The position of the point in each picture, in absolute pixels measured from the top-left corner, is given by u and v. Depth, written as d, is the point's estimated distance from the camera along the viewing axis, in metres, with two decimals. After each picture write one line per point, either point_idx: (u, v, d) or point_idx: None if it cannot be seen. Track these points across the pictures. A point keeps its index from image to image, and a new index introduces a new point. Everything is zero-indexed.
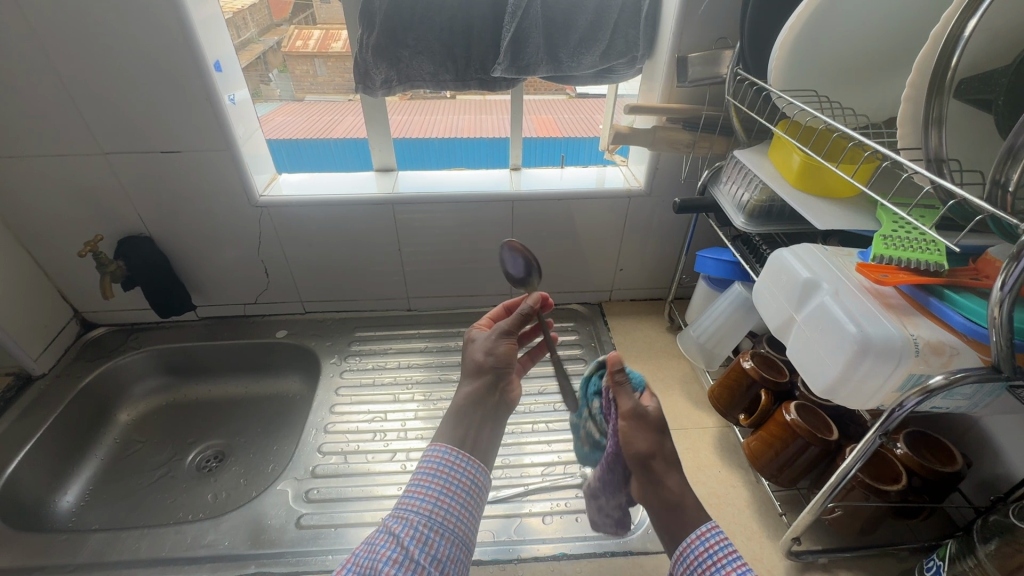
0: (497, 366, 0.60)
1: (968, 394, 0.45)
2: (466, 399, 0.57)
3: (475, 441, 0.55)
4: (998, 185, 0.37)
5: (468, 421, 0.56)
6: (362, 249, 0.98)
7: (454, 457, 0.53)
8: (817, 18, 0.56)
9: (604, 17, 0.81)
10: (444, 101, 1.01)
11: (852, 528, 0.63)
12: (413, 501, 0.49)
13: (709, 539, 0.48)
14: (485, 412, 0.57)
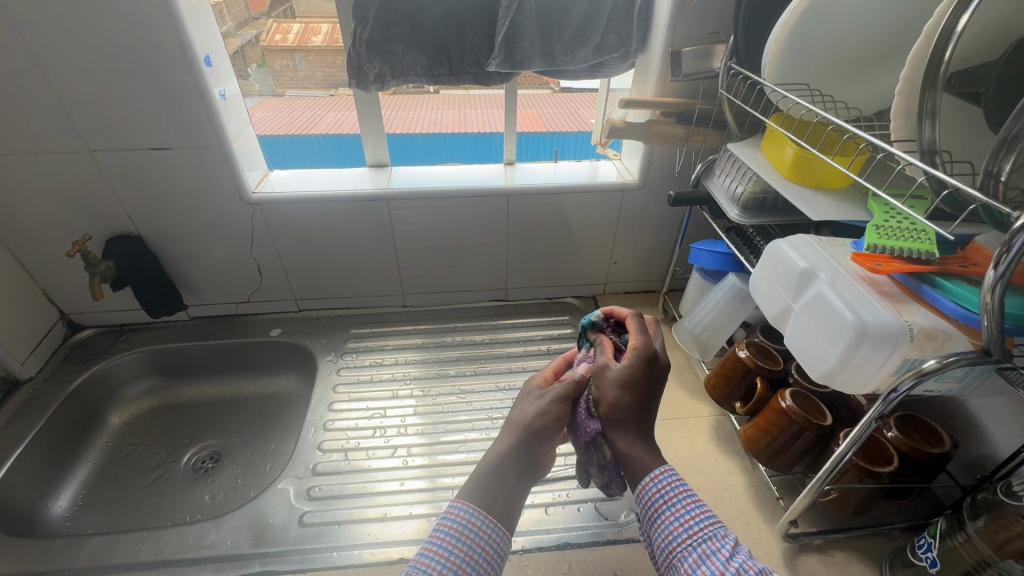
0: (547, 431, 0.51)
1: (959, 377, 0.47)
2: (498, 458, 0.50)
3: (505, 503, 0.48)
4: (991, 175, 0.39)
5: (506, 484, 0.49)
6: (357, 245, 0.98)
7: (480, 520, 0.46)
8: (811, 12, 0.57)
9: (597, 11, 0.81)
10: (426, 95, 0.99)
11: (846, 510, 0.65)
12: (431, 562, 0.44)
13: (661, 482, 0.48)
14: (519, 473, 0.50)
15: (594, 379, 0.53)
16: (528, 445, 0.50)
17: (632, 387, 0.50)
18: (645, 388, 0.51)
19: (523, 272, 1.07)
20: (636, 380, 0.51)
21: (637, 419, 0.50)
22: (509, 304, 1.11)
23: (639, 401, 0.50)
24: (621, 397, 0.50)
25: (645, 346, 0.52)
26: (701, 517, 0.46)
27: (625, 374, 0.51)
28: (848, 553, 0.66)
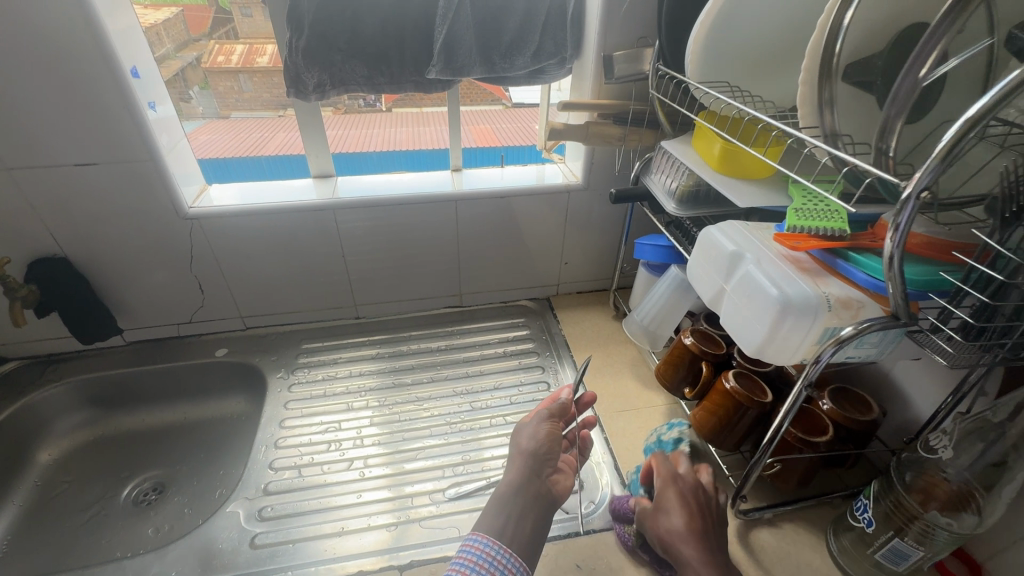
0: (542, 451, 0.66)
1: (876, 342, 0.51)
2: (509, 487, 0.62)
3: (513, 532, 0.58)
4: (882, 152, 0.43)
5: (510, 510, 0.60)
6: (304, 258, 0.96)
7: (493, 551, 0.55)
8: (724, 14, 0.61)
9: (531, 20, 0.84)
10: (379, 113, 1.02)
11: (791, 482, 0.68)
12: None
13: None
14: (527, 498, 0.61)
15: (641, 522, 0.62)
16: (535, 468, 0.64)
17: (669, 513, 0.60)
18: (679, 510, 0.60)
19: (476, 278, 1.07)
20: (671, 506, 0.60)
21: (690, 539, 0.57)
22: (465, 310, 1.11)
23: (683, 521, 0.59)
24: (664, 528, 0.59)
25: (667, 472, 0.64)
26: None
27: (665, 497, 0.61)
28: (796, 524, 0.69)
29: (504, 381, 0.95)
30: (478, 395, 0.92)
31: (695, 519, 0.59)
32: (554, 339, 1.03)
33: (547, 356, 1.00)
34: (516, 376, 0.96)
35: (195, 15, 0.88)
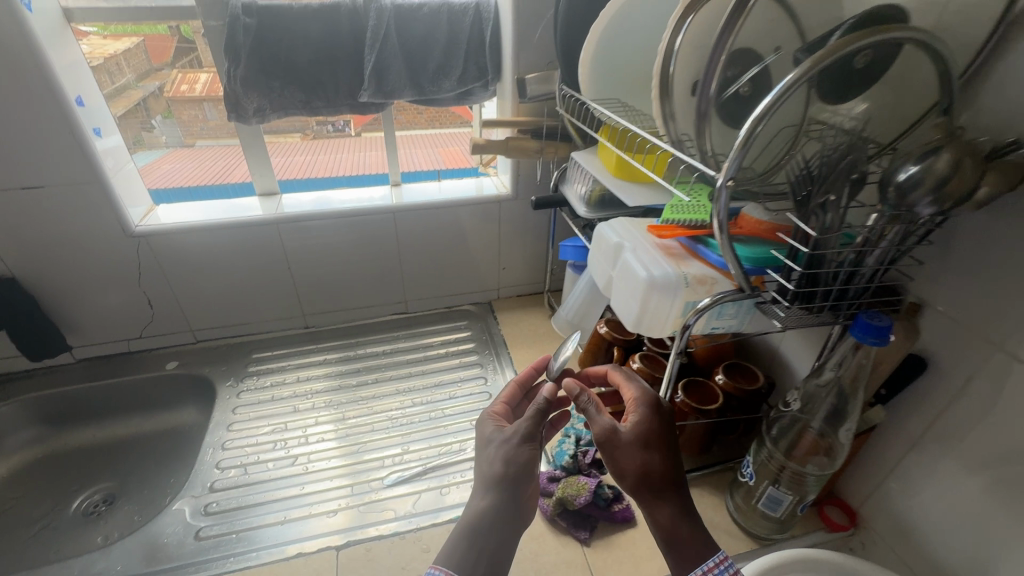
0: (518, 473, 0.56)
1: (734, 313, 0.60)
2: (481, 515, 0.53)
3: (485, 564, 0.51)
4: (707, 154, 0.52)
5: (479, 550, 0.51)
6: (252, 271, 1.01)
7: None
8: (603, 41, 0.70)
9: (454, 47, 0.93)
10: (348, 138, 1.15)
11: (694, 449, 0.77)
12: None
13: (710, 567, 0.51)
14: (502, 526, 0.53)
15: (610, 446, 0.56)
16: (508, 494, 0.55)
17: (654, 442, 0.56)
18: (661, 439, 0.57)
19: (420, 285, 1.14)
20: (654, 431, 0.57)
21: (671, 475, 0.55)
22: (411, 316, 1.17)
23: (665, 454, 0.56)
24: (647, 456, 0.55)
25: (644, 395, 0.60)
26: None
27: (645, 427, 0.57)
28: (701, 487, 0.77)
29: (445, 379, 1.01)
30: (420, 393, 0.98)
31: (675, 450, 0.57)
32: (494, 338, 1.11)
33: (486, 354, 1.06)
34: (457, 373, 1.02)
35: (157, 47, 0.93)
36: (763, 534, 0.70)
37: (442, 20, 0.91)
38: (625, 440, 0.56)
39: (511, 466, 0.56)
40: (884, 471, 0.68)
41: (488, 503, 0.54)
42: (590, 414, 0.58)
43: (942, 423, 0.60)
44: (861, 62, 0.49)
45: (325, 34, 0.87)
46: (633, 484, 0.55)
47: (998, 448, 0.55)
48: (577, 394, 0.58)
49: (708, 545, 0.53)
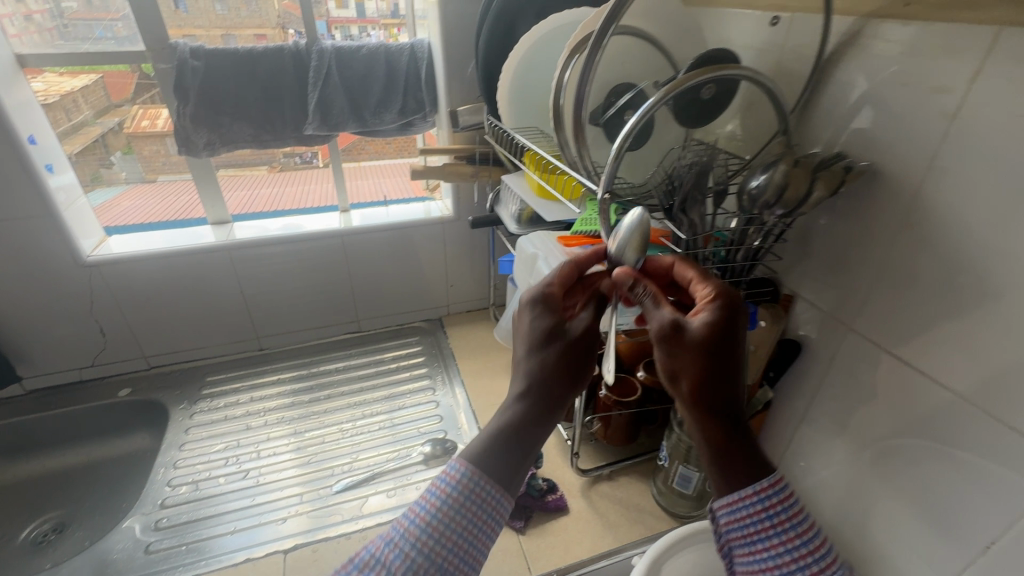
0: (549, 377, 0.51)
1: None
2: (508, 421, 0.49)
3: (508, 470, 0.47)
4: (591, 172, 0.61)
5: (513, 459, 0.47)
6: (205, 296, 1.06)
7: (473, 481, 0.45)
8: (516, 79, 0.79)
9: (394, 85, 1.02)
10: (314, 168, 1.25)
11: (620, 439, 0.84)
12: (374, 562, 0.41)
13: (771, 501, 0.48)
14: (529, 434, 0.49)
15: (671, 346, 0.49)
16: (542, 403, 0.50)
17: (721, 345, 0.48)
18: (730, 343, 0.48)
19: (371, 304, 1.20)
20: (725, 333, 0.48)
21: (728, 388, 0.49)
22: (363, 334, 1.23)
23: (728, 367, 0.48)
24: (707, 360, 0.48)
25: (722, 298, 0.50)
26: (784, 529, 0.48)
27: (716, 337, 0.48)
28: (629, 476, 0.84)
29: (395, 391, 1.06)
30: (371, 406, 1.03)
31: (743, 356, 0.49)
32: (443, 351, 1.17)
33: (435, 367, 1.12)
34: (407, 386, 1.08)
35: (116, 84, 0.98)
36: (683, 513, 0.77)
37: (381, 61, 1.00)
38: (688, 342, 0.48)
39: (554, 371, 0.51)
40: (784, 448, 0.77)
41: (525, 408, 0.49)
42: (646, 306, 0.51)
43: (820, 399, 0.68)
44: (707, 93, 0.59)
45: (270, 74, 0.94)
46: (684, 384, 0.49)
47: (861, 415, 0.63)
48: (632, 285, 0.51)
49: (752, 455, 0.49)
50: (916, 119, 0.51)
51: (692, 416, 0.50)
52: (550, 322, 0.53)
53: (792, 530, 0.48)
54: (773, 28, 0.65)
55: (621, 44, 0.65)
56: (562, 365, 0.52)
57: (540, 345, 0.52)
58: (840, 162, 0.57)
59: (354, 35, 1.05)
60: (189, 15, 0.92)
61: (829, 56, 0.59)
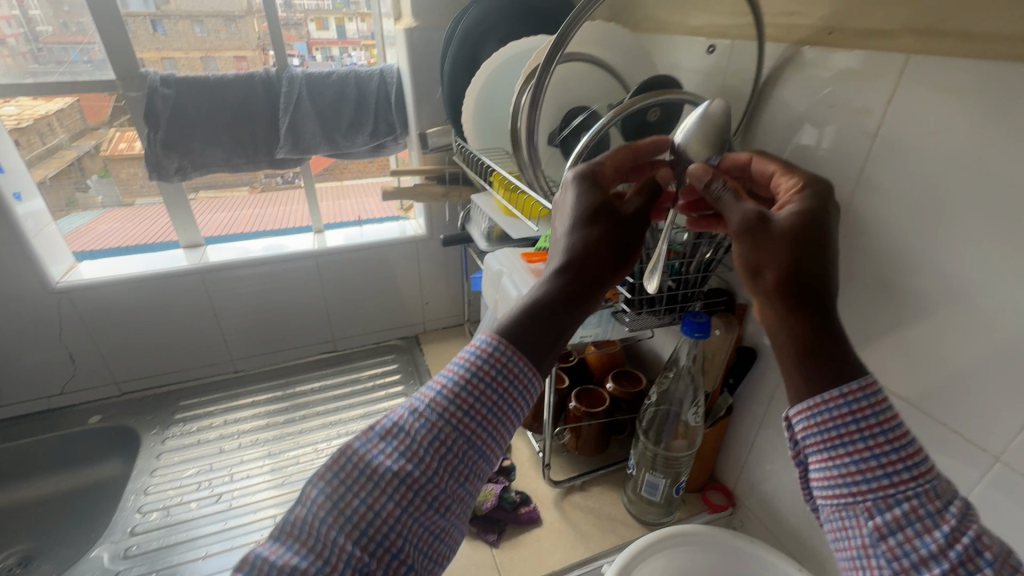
0: (590, 257, 0.46)
1: (597, 322, 0.71)
2: (543, 290, 0.44)
3: (538, 343, 0.42)
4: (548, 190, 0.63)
5: (549, 331, 0.43)
6: (177, 320, 1.06)
7: (504, 355, 0.41)
8: (481, 103, 0.82)
9: (363, 109, 1.05)
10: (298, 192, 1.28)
11: (592, 449, 0.86)
12: (397, 431, 0.39)
13: (858, 405, 0.37)
14: (561, 310, 0.44)
15: (751, 232, 0.43)
16: (580, 281, 0.45)
17: (813, 234, 0.42)
18: (825, 234, 0.42)
19: (347, 323, 1.21)
20: (817, 223, 0.43)
21: (820, 283, 0.40)
22: (339, 353, 1.23)
23: (818, 259, 0.41)
24: (800, 250, 0.41)
25: (816, 197, 0.45)
26: (887, 451, 0.36)
27: (804, 226, 0.42)
28: (602, 486, 0.85)
29: (370, 409, 1.07)
30: (346, 424, 1.03)
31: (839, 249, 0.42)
32: (419, 368, 1.18)
33: (412, 384, 1.13)
34: (383, 403, 1.08)
35: (93, 109, 0.99)
36: (653, 521, 0.79)
37: (350, 86, 1.03)
38: (768, 226, 0.42)
39: (601, 248, 0.47)
40: (748, 452, 0.79)
41: (566, 283, 0.45)
42: (723, 202, 0.47)
43: (776, 403, 0.71)
44: (652, 116, 0.64)
45: (241, 100, 0.96)
46: (768, 278, 0.41)
47: None
48: (709, 182, 0.48)
49: (856, 366, 0.39)
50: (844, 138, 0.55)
51: (776, 316, 0.41)
52: (603, 199, 0.49)
53: (900, 446, 0.36)
54: (710, 55, 0.70)
55: (573, 71, 0.69)
56: (609, 243, 0.47)
57: (590, 220, 0.48)
58: None
59: (335, 54, 1.14)
60: (168, 37, 0.99)
61: (767, 80, 0.63)
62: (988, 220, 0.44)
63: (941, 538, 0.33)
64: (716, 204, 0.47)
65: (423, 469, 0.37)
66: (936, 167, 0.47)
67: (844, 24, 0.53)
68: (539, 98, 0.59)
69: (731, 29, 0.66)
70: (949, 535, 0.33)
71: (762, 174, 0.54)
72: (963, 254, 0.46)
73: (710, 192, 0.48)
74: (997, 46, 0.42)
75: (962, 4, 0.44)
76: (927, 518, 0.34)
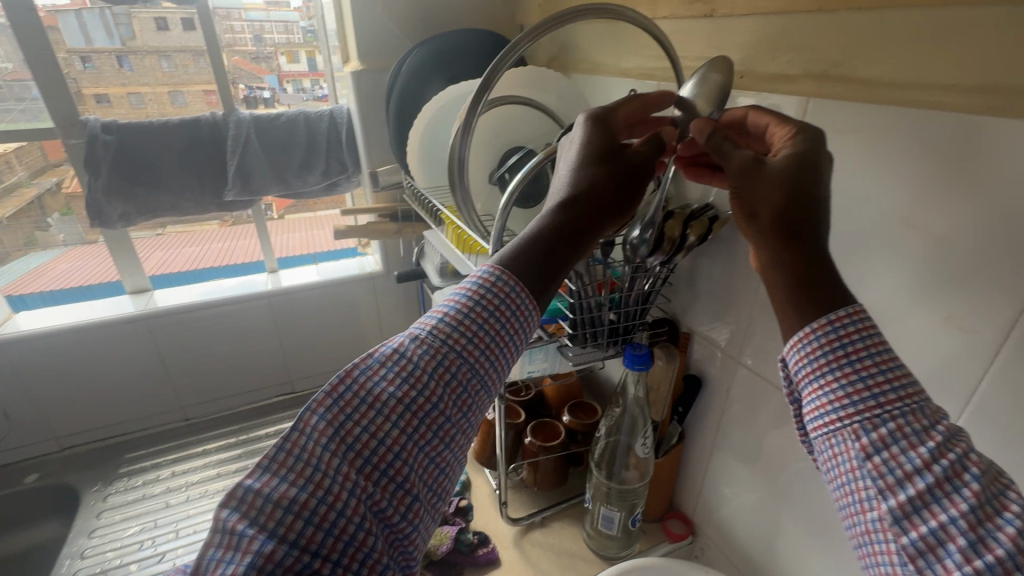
0: (592, 199, 0.48)
1: (543, 357, 0.71)
2: (544, 228, 0.47)
3: (538, 275, 0.46)
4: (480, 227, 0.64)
5: (547, 268, 0.46)
6: (123, 368, 1.03)
7: (505, 286, 0.44)
8: (424, 142, 0.83)
9: (314, 149, 1.05)
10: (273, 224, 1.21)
11: (550, 484, 0.85)
12: (398, 358, 0.42)
13: (845, 330, 0.37)
14: (561, 247, 0.47)
15: (746, 176, 0.43)
16: (580, 220, 0.47)
17: (806, 175, 0.41)
18: (821, 176, 0.42)
19: (304, 363, 1.19)
20: (815, 165, 0.42)
21: (809, 222, 0.40)
22: (297, 395, 1.21)
23: (808, 199, 0.41)
24: (796, 191, 0.41)
25: (811, 140, 0.43)
26: (874, 373, 0.36)
27: (800, 169, 0.41)
28: (562, 521, 0.84)
29: None
30: None
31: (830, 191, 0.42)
32: None
33: None
34: None
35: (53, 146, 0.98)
36: (613, 555, 0.77)
37: (300, 127, 1.03)
38: (763, 168, 0.42)
39: (602, 190, 0.48)
40: (702, 479, 0.79)
41: (566, 221, 0.47)
42: (723, 151, 0.46)
43: (724, 429, 0.72)
44: None
45: (187, 144, 0.95)
46: (763, 218, 0.42)
47: (759, 443, 0.67)
48: (710, 133, 0.47)
49: (846, 295, 0.39)
50: None
51: (770, 254, 0.41)
52: (605, 143, 0.50)
53: (888, 368, 0.36)
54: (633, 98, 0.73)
55: (507, 112, 0.72)
56: (609, 184, 0.48)
57: (590, 163, 0.49)
58: (708, 212, 0.63)
59: (307, 86, 1.20)
60: (135, 71, 1.04)
61: None
62: (890, 251, 0.46)
63: (926, 453, 0.33)
64: (715, 154, 0.47)
65: (427, 394, 0.41)
66: (843, 202, 0.49)
67: (753, 69, 0.56)
68: (464, 140, 0.60)
69: (656, 71, 0.69)
70: (934, 450, 0.33)
71: (756, 129, 0.49)
72: (874, 283, 0.48)
73: (714, 140, 0.47)
74: (882, 91, 0.45)
75: (850, 51, 0.47)
76: (913, 435, 0.34)
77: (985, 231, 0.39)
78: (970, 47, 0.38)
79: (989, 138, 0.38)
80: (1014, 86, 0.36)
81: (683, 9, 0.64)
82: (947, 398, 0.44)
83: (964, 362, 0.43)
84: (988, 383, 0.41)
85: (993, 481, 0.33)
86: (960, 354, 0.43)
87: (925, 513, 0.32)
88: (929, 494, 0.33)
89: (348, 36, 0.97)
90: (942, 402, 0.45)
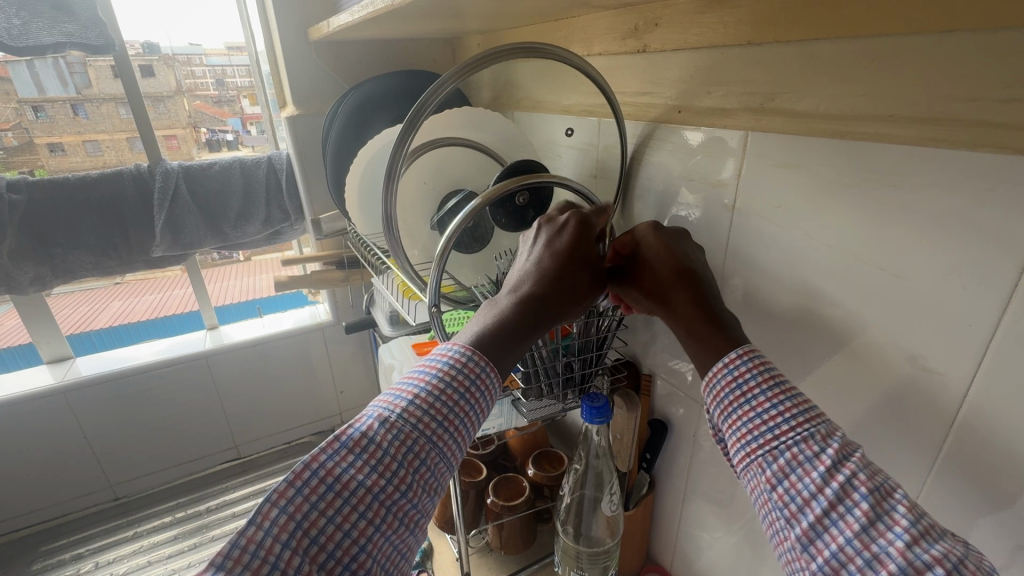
0: (556, 272, 0.46)
1: (497, 413, 0.66)
2: (510, 306, 0.44)
3: (504, 351, 0.43)
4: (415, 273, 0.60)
5: (514, 344, 0.43)
6: (41, 448, 0.94)
7: (475, 366, 0.41)
8: (365, 187, 0.79)
9: (251, 197, 0.99)
10: (235, 263, 1.15)
11: (517, 544, 0.78)
12: (367, 444, 0.36)
13: (737, 372, 0.40)
14: (530, 320, 0.44)
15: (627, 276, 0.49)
16: (547, 293, 0.45)
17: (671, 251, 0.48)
18: (684, 249, 0.49)
19: (250, 425, 1.11)
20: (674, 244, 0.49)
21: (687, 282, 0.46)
22: (245, 460, 1.12)
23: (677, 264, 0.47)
24: (669, 262, 0.47)
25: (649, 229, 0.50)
26: (766, 407, 0.37)
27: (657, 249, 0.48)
28: None
29: None
30: None
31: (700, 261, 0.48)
32: None
33: None
34: None
35: None
36: None
37: (235, 175, 0.97)
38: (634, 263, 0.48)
39: (564, 265, 0.47)
40: (677, 530, 0.74)
41: (531, 296, 0.45)
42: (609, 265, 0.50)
43: (695, 476, 0.67)
44: (523, 199, 0.58)
45: (110, 198, 0.89)
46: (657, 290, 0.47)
47: (731, 491, 0.62)
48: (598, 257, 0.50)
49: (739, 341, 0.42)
50: (707, 211, 0.55)
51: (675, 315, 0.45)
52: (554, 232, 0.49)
53: (779, 400, 0.37)
54: (574, 135, 0.72)
55: (448, 153, 0.69)
56: (575, 277, 0.47)
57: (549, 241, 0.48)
58: None
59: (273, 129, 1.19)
60: (92, 119, 1.00)
61: (634, 153, 0.63)
62: (844, 291, 0.43)
63: (818, 478, 0.33)
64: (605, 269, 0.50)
65: (395, 485, 0.36)
66: (792, 237, 0.47)
67: (691, 102, 0.54)
68: (391, 182, 0.56)
69: (596, 108, 0.67)
70: (825, 474, 0.33)
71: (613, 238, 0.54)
72: (832, 324, 0.45)
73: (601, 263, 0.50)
74: (821, 123, 0.42)
75: (786, 83, 0.45)
76: (807, 462, 0.34)
77: (934, 268, 0.37)
78: (904, 75, 0.37)
79: (933, 170, 0.36)
80: (953, 116, 0.34)
81: (617, 45, 0.62)
82: (918, 444, 0.41)
83: (931, 403, 0.39)
84: (959, 425, 0.38)
85: (885, 497, 0.32)
86: (929, 399, 0.39)
87: (826, 536, 0.32)
88: (827, 518, 0.32)
89: (282, 79, 0.94)
90: (914, 446, 0.41)
